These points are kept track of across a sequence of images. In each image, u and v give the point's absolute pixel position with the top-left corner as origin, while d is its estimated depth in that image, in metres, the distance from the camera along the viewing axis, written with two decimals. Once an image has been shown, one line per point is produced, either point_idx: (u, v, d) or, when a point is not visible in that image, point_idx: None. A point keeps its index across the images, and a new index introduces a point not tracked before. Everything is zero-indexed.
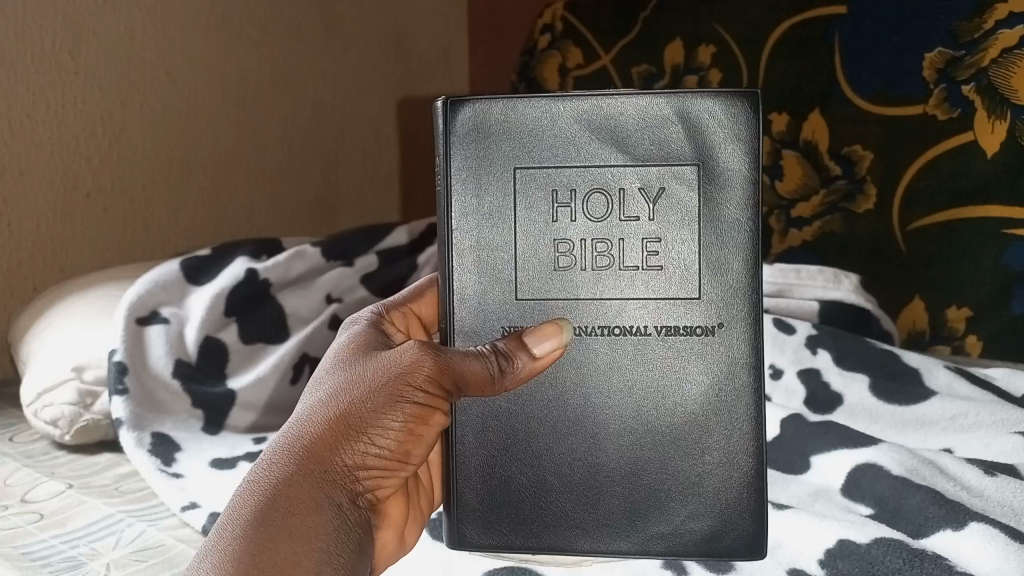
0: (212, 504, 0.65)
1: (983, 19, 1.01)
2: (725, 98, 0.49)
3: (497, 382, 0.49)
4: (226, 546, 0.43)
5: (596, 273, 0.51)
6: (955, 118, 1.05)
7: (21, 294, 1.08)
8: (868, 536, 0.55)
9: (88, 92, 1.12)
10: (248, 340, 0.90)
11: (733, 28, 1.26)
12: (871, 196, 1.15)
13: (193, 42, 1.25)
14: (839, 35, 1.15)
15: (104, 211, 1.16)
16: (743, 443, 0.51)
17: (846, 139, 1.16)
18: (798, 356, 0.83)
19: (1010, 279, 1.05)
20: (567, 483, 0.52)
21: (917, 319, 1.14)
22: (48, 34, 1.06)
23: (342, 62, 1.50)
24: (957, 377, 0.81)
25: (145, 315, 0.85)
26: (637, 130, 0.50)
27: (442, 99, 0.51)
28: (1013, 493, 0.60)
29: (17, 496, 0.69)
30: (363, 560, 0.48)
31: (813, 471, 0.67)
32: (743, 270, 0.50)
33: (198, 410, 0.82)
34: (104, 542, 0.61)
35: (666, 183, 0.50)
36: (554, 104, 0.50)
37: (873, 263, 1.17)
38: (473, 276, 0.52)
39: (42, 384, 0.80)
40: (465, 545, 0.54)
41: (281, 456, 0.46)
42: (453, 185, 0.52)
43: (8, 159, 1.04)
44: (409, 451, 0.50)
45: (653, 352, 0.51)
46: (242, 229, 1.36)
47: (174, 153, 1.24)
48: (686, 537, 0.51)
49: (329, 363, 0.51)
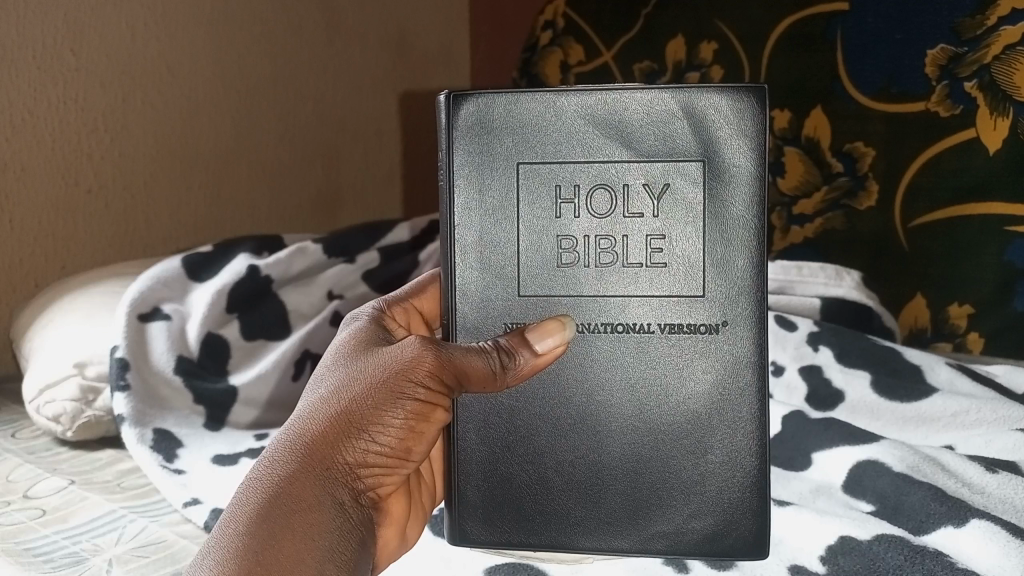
0: (214, 500, 0.65)
1: (986, 15, 1.01)
2: (732, 93, 0.49)
3: (499, 378, 0.49)
4: (226, 545, 0.43)
5: (600, 270, 0.51)
6: (956, 115, 1.05)
7: (23, 290, 1.08)
8: (869, 532, 0.55)
9: (89, 88, 1.12)
10: (248, 336, 0.90)
11: (733, 24, 1.26)
12: (873, 192, 1.15)
13: (193, 37, 1.24)
14: (841, 31, 1.15)
15: (104, 207, 1.16)
16: (745, 442, 0.51)
17: (848, 135, 1.16)
18: (799, 353, 0.84)
19: (1011, 276, 1.05)
20: (568, 480, 0.52)
21: (918, 316, 1.14)
22: (47, 30, 1.06)
23: (342, 58, 1.50)
24: (959, 374, 0.82)
25: (147, 312, 0.85)
26: (641, 125, 0.50)
27: (445, 93, 0.51)
28: (1014, 490, 0.60)
29: (19, 492, 0.69)
30: (364, 557, 0.48)
31: (814, 467, 0.67)
32: (746, 268, 0.50)
33: (199, 407, 0.82)
34: (107, 538, 0.61)
35: (671, 180, 0.50)
36: (557, 99, 0.50)
37: (873, 259, 1.17)
38: (476, 271, 0.52)
39: (42, 381, 0.80)
40: (466, 541, 0.54)
41: (282, 454, 0.46)
42: (456, 180, 0.52)
43: (8, 156, 1.05)
44: (410, 448, 0.50)
45: (655, 350, 0.51)
46: (243, 225, 1.36)
47: (176, 148, 1.24)
48: (688, 536, 0.51)
49: (330, 360, 0.51)
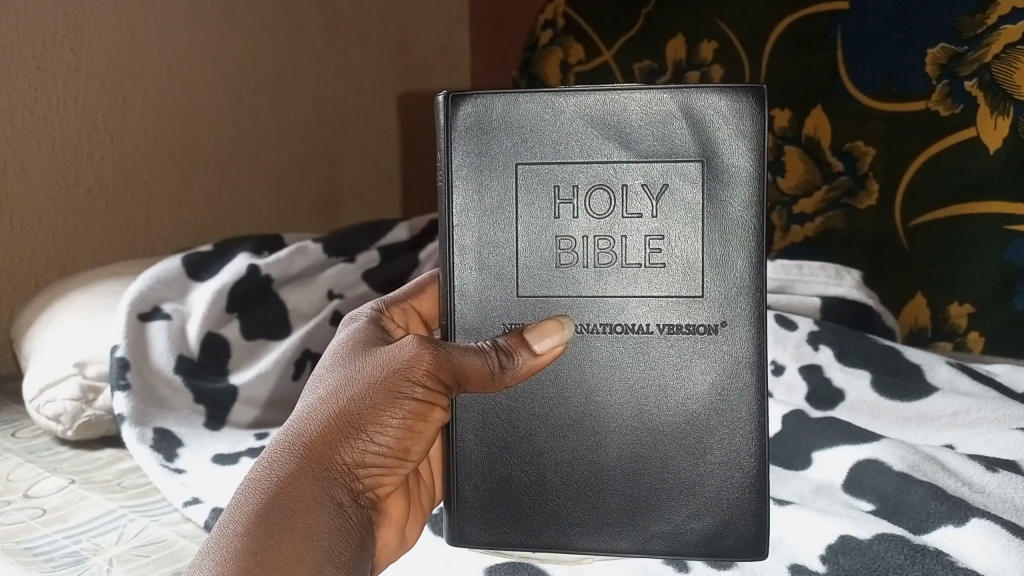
0: (214, 500, 0.65)
1: (986, 14, 1.01)
2: (731, 93, 0.49)
3: (498, 378, 0.50)
4: (226, 544, 0.43)
5: (598, 270, 0.51)
6: (957, 114, 1.05)
7: (23, 289, 1.08)
8: (869, 532, 0.55)
9: (89, 88, 1.12)
10: (249, 336, 0.90)
11: (733, 24, 1.26)
12: (873, 191, 1.15)
13: (193, 37, 1.24)
14: (841, 31, 1.15)
15: (105, 206, 1.16)
16: (744, 443, 0.51)
17: (848, 135, 1.15)
18: (799, 352, 0.84)
19: (1011, 275, 1.05)
20: (567, 481, 0.52)
21: (918, 316, 1.14)
22: (47, 29, 1.06)
23: (343, 58, 1.50)
24: (960, 374, 0.82)
25: (147, 312, 0.85)
26: (640, 125, 0.50)
27: (443, 94, 0.51)
28: (1014, 489, 0.60)
29: (19, 491, 0.69)
30: (364, 557, 0.48)
31: (814, 467, 0.67)
32: (745, 268, 0.50)
33: (199, 406, 0.82)
34: (107, 538, 0.61)
35: (669, 180, 0.50)
36: (555, 99, 0.50)
37: (873, 259, 1.17)
38: (475, 272, 0.52)
39: (42, 381, 0.80)
40: (465, 542, 0.54)
41: (281, 454, 0.46)
42: (455, 180, 0.52)
43: (8, 154, 1.04)
44: (409, 448, 0.50)
45: (654, 350, 0.51)
46: (243, 225, 1.36)
47: (175, 147, 1.24)
48: (688, 536, 0.51)
49: (328, 360, 0.51)
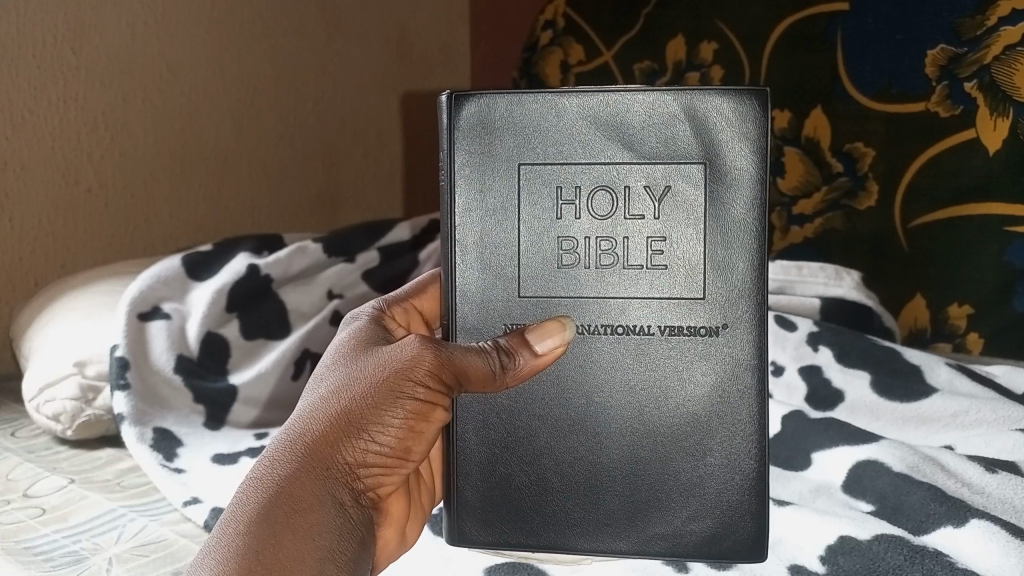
0: (214, 499, 0.65)
1: (986, 15, 1.01)
2: (735, 96, 0.49)
3: (499, 378, 0.50)
4: (227, 543, 0.43)
5: (600, 272, 0.51)
6: (957, 115, 1.05)
7: (23, 289, 1.08)
8: (869, 532, 0.55)
9: (89, 87, 1.11)
10: (248, 336, 0.90)
11: (733, 24, 1.26)
12: (872, 192, 1.15)
13: (193, 36, 1.24)
14: (840, 31, 1.15)
15: (105, 206, 1.16)
16: (743, 445, 0.51)
17: (848, 136, 1.16)
18: (799, 353, 0.84)
19: (1010, 276, 1.05)
20: (567, 481, 0.52)
21: (918, 316, 1.14)
22: (47, 28, 1.06)
23: (343, 57, 1.50)
24: (960, 375, 0.82)
25: (146, 311, 0.85)
26: (643, 127, 0.50)
27: (447, 93, 0.51)
28: (1013, 490, 0.60)
29: (19, 491, 0.69)
30: (364, 557, 0.47)
31: (814, 467, 0.67)
32: (747, 271, 0.50)
33: (199, 406, 0.81)
34: (108, 537, 0.61)
35: (672, 182, 0.50)
36: (559, 99, 0.50)
37: (873, 259, 1.17)
38: (478, 272, 0.52)
39: (42, 380, 0.80)
40: (465, 541, 0.54)
41: (283, 454, 0.46)
42: (458, 180, 0.52)
43: (9, 154, 1.04)
44: (409, 448, 0.50)
45: (655, 352, 0.51)
46: (243, 224, 1.36)
47: (175, 147, 1.24)
48: (687, 538, 0.51)
49: (330, 359, 0.51)
